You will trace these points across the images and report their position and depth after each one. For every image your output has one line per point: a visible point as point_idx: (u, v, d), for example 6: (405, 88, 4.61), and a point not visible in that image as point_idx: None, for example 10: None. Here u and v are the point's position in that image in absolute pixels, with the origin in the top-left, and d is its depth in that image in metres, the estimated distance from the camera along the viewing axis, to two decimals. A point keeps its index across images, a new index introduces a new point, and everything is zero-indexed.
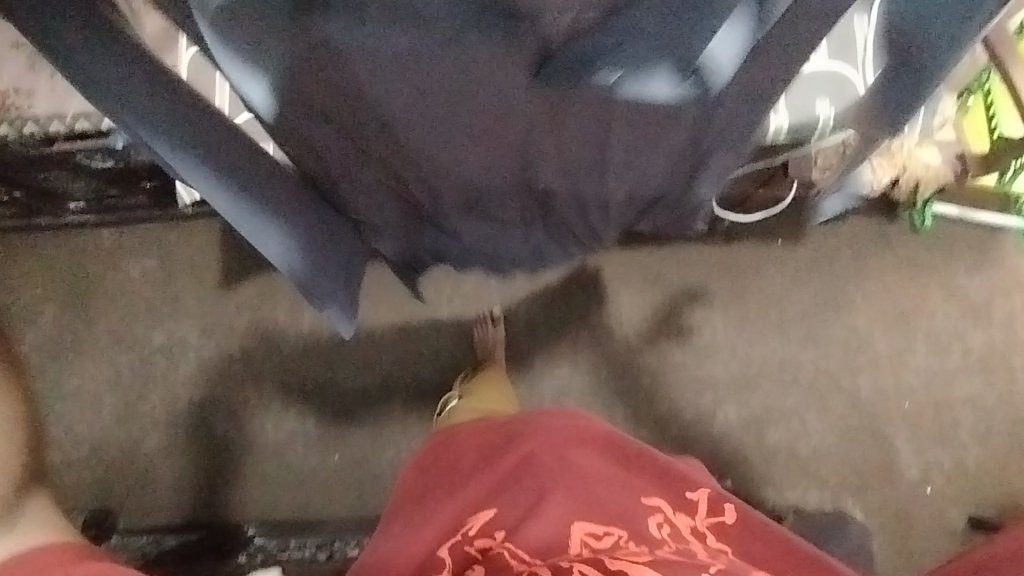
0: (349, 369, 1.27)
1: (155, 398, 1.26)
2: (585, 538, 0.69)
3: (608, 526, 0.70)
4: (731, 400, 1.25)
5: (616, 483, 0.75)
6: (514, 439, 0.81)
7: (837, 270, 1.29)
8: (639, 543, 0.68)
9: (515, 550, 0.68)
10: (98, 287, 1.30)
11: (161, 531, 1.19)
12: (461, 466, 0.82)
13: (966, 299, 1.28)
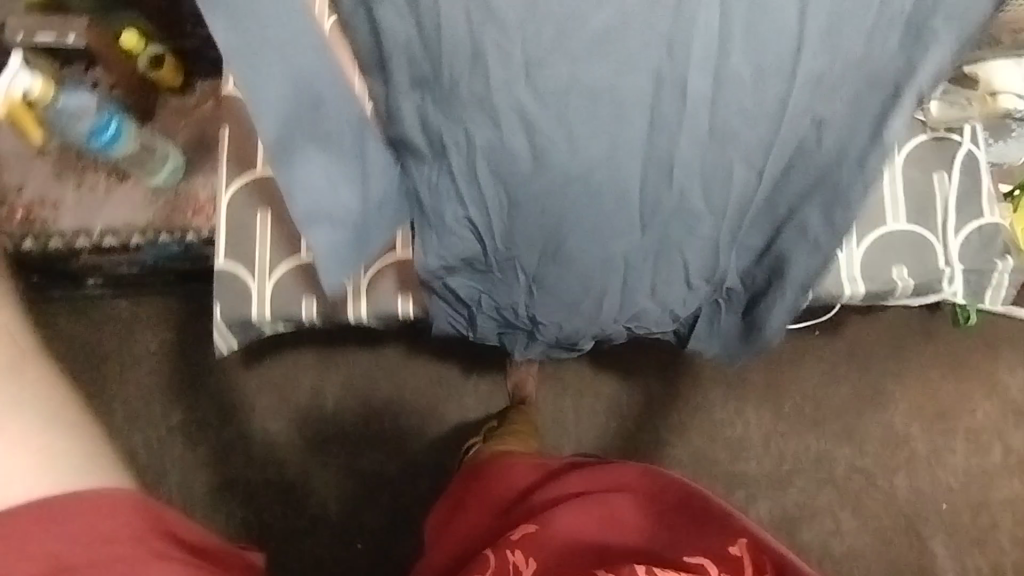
0: (373, 453, 1.25)
1: (172, 477, 1.23)
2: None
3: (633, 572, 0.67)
4: (764, 497, 1.22)
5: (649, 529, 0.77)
6: (563, 484, 0.87)
7: (874, 366, 1.25)
8: None
9: None
10: (117, 360, 1.26)
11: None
12: (511, 514, 0.88)
13: (1010, 398, 1.24)
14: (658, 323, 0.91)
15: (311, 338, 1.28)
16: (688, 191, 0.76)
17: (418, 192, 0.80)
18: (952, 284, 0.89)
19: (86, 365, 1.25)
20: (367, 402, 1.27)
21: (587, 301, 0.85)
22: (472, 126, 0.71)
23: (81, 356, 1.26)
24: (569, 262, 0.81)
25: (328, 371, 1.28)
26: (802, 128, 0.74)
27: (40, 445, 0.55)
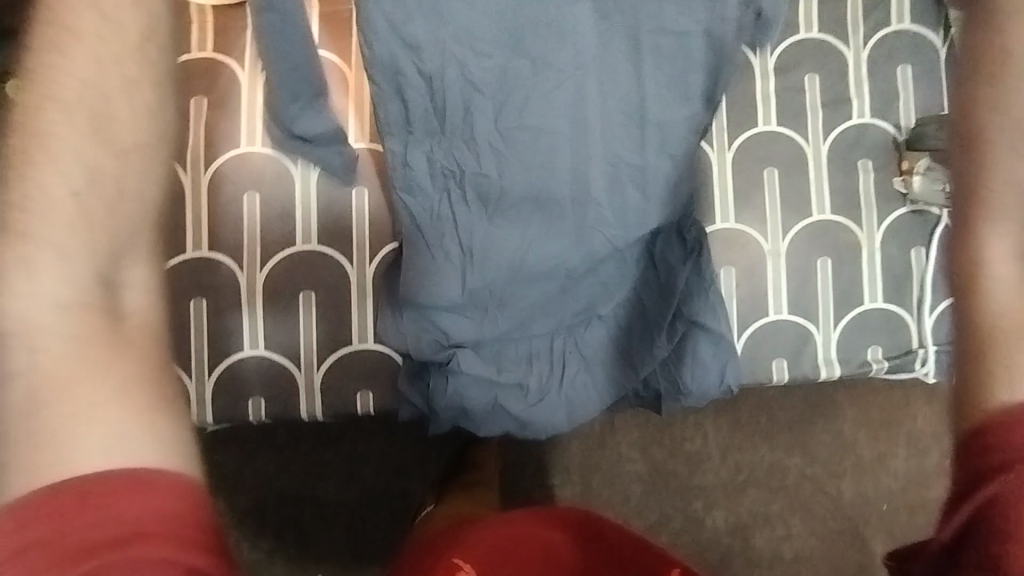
0: (331, 482, 1.20)
1: None
2: None
3: None
4: (720, 507, 1.25)
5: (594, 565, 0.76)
6: (502, 522, 0.81)
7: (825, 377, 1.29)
8: None
9: None
10: None
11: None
12: (437, 548, 0.82)
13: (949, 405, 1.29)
14: (605, 367, 0.98)
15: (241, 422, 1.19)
16: (603, 226, 0.90)
17: (417, 228, 0.90)
18: (925, 366, 1.02)
19: None
20: (319, 442, 1.20)
21: (539, 334, 0.95)
22: (464, 162, 0.87)
23: None
24: (522, 295, 0.92)
25: (268, 441, 1.20)
26: (679, 168, 0.90)
27: (149, 431, 0.51)
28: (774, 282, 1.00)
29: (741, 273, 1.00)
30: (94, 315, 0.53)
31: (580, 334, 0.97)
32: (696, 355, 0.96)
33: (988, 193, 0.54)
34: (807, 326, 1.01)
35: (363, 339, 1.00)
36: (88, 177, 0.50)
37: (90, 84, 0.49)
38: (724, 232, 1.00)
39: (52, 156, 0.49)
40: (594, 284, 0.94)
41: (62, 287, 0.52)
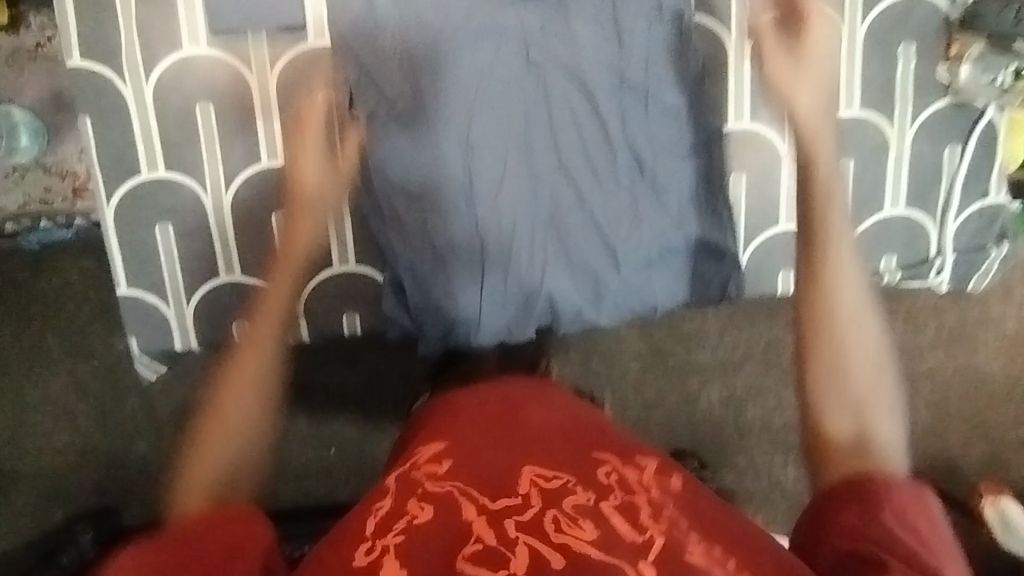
0: (335, 370, 1.23)
1: (131, 404, 1.20)
2: (534, 479, 0.64)
3: (559, 470, 0.65)
4: (715, 383, 1.28)
5: (568, 438, 0.70)
6: (485, 400, 0.76)
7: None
8: (591, 492, 0.63)
9: (461, 487, 0.64)
10: (42, 292, 1.18)
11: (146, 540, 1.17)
12: (416, 425, 0.77)
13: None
14: (581, 276, 0.91)
15: None
16: (574, 107, 0.88)
17: (381, 108, 0.85)
18: (938, 275, 1.06)
19: (21, 301, 1.18)
20: (316, 350, 1.23)
21: (512, 226, 0.88)
22: (432, 27, 0.84)
23: (16, 294, 1.18)
24: (490, 179, 0.87)
25: None
26: (659, 41, 0.87)
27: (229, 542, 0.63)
28: (787, 185, 0.98)
29: (753, 178, 0.96)
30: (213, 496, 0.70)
31: (557, 236, 0.89)
32: (670, 263, 0.93)
33: (816, 371, 0.74)
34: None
35: (343, 261, 0.98)
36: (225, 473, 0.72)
37: (242, 415, 0.74)
38: (745, 130, 0.96)
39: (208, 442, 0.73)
40: (579, 167, 0.88)
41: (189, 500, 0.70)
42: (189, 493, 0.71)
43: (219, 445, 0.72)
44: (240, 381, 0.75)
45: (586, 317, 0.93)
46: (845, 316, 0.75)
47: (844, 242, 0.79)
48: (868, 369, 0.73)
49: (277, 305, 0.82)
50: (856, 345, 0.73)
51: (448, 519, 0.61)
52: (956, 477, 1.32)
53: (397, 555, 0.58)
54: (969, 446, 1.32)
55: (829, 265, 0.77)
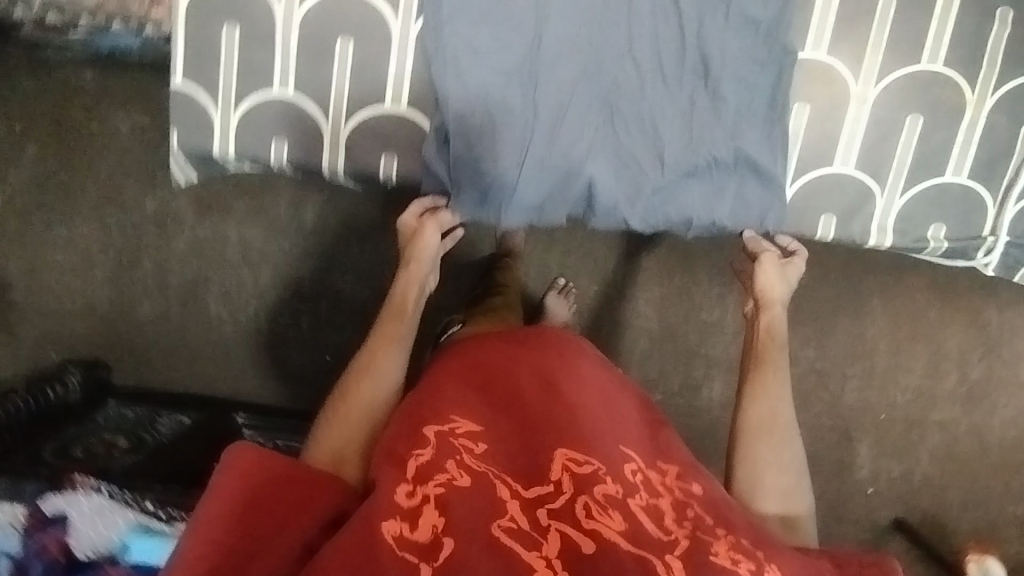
0: (350, 277, 1.23)
1: (148, 266, 1.22)
2: (566, 462, 0.67)
3: (590, 456, 0.68)
4: (721, 379, 1.26)
5: (601, 423, 0.73)
6: (521, 366, 0.78)
7: (855, 276, 1.24)
8: (618, 484, 0.66)
9: (496, 469, 0.66)
10: (86, 134, 1.19)
11: (129, 398, 1.19)
12: (444, 373, 0.77)
13: (958, 325, 1.25)
14: (626, 167, 0.84)
15: (260, 226, 1.22)
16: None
17: None
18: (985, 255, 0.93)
19: (63, 138, 1.19)
20: (336, 254, 1.23)
21: (564, 110, 0.81)
22: None
23: (60, 130, 1.19)
24: (553, 60, 0.80)
25: (286, 247, 1.22)
26: None
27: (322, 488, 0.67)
28: (850, 131, 0.85)
29: (817, 113, 0.85)
30: (338, 451, 0.74)
31: (608, 125, 0.82)
32: (716, 177, 0.85)
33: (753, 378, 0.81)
34: (868, 183, 0.88)
35: (396, 101, 0.84)
36: (352, 422, 0.76)
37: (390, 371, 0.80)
38: (823, 64, 0.83)
39: (351, 399, 0.78)
40: (642, 50, 0.80)
41: (315, 446, 0.76)
42: (319, 437, 0.76)
43: (338, 434, 0.76)
44: (379, 368, 0.80)
45: (621, 214, 0.85)
46: (780, 424, 0.78)
47: (782, 355, 0.83)
48: (788, 474, 0.76)
49: (399, 321, 0.83)
50: (786, 453, 0.77)
51: (485, 488, 0.63)
52: (943, 534, 1.28)
53: (437, 505, 0.61)
54: (962, 506, 1.28)
55: (771, 375, 0.81)
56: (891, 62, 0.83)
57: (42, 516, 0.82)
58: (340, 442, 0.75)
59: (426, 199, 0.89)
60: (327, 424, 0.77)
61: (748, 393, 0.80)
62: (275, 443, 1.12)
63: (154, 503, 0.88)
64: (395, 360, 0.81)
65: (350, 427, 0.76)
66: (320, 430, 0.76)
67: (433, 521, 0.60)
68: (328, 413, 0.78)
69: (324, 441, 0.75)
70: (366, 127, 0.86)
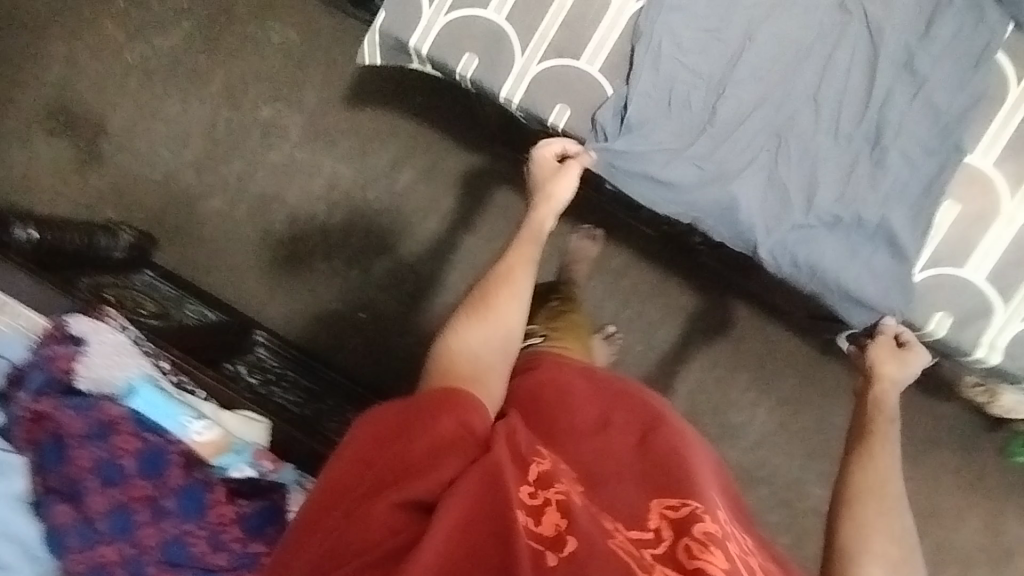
0: (410, 245, 1.22)
1: (237, 163, 1.24)
2: (663, 509, 0.57)
3: (688, 495, 0.58)
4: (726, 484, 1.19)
5: (700, 463, 0.63)
6: (609, 390, 0.68)
7: (903, 438, 1.16)
8: (717, 523, 0.56)
9: (595, 503, 0.57)
10: (245, 32, 1.27)
11: (165, 274, 1.19)
12: (521, 399, 0.66)
13: (996, 535, 1.14)
14: (778, 198, 0.82)
15: (352, 168, 1.24)
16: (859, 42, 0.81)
17: None
18: None
19: (221, 27, 1.27)
20: (407, 220, 1.23)
21: (737, 125, 0.82)
22: None
23: (222, 20, 1.27)
24: (745, 74, 0.82)
25: (367, 196, 1.24)
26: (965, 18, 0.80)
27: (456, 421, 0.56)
28: (987, 245, 0.81)
29: (962, 218, 0.81)
30: (472, 361, 0.63)
31: (767, 153, 0.82)
32: (854, 236, 0.82)
33: (870, 438, 0.68)
34: (992, 298, 0.81)
35: (590, 61, 0.86)
36: (490, 335, 0.65)
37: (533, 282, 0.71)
38: (976, 171, 0.81)
39: (491, 306, 0.67)
40: (818, 98, 0.81)
41: (451, 351, 0.64)
42: (453, 342, 0.64)
43: (463, 350, 0.64)
44: (520, 277, 0.70)
45: (759, 235, 0.83)
46: (894, 492, 0.63)
47: (893, 433, 0.69)
48: (904, 550, 0.59)
49: (533, 245, 0.73)
50: (899, 524, 0.61)
51: (589, 515, 0.54)
52: None
53: (560, 509, 0.53)
54: None
55: (880, 443, 0.67)
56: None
57: (65, 334, 0.83)
58: (477, 343, 0.64)
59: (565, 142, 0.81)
60: (462, 327, 0.66)
61: (854, 456, 0.67)
62: (283, 372, 1.10)
63: (170, 367, 0.90)
64: (530, 281, 0.70)
65: (487, 335, 0.65)
66: (457, 337, 0.65)
67: (556, 523, 0.52)
68: (459, 325, 0.66)
69: (458, 349, 0.64)
70: (559, 68, 0.86)
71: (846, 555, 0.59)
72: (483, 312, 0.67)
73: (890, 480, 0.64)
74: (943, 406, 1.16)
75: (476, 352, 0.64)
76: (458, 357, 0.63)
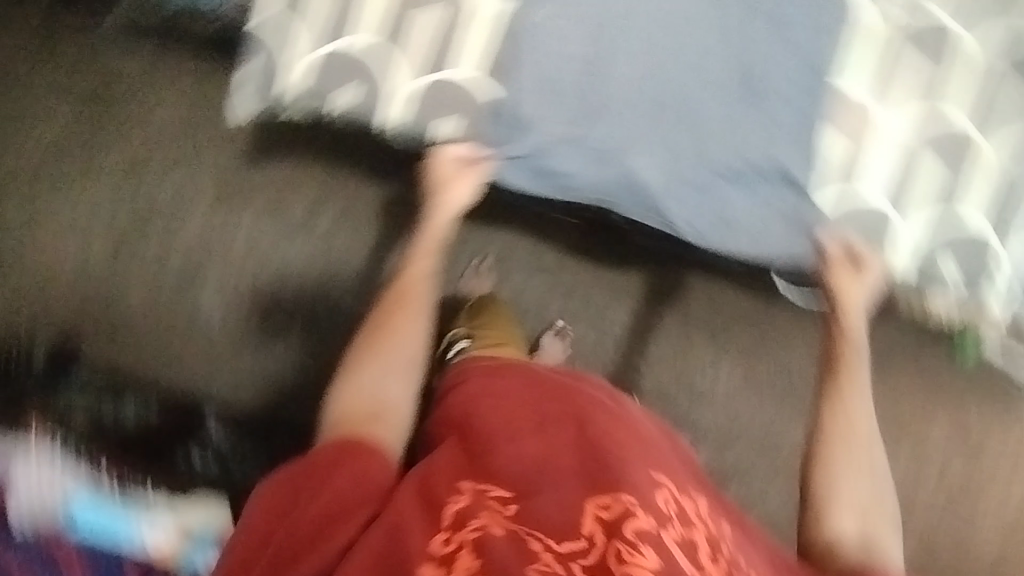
0: (345, 290, 1.20)
1: (149, 246, 1.19)
2: (596, 510, 0.60)
3: (619, 492, 0.61)
4: (706, 448, 1.21)
5: (631, 453, 0.67)
6: (546, 401, 0.72)
7: None
8: (651, 516, 0.59)
9: (527, 523, 0.59)
10: (128, 110, 1.22)
11: (90, 385, 1.13)
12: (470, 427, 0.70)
13: (962, 432, 1.20)
14: (670, 163, 0.85)
15: (270, 225, 1.20)
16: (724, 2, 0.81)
17: None
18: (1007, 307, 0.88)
19: (102, 111, 1.22)
20: (336, 265, 1.20)
21: (618, 104, 0.83)
22: None
23: (101, 103, 1.22)
24: (619, 56, 0.82)
25: (291, 251, 1.20)
26: None
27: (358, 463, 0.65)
28: (875, 165, 0.86)
29: (847, 147, 0.86)
30: (371, 398, 0.71)
31: (653, 123, 0.83)
32: (755, 185, 0.86)
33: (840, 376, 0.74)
34: (890, 214, 0.86)
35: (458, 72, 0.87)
36: (388, 368, 0.73)
37: (427, 304, 0.78)
38: (853, 101, 0.85)
39: (387, 339, 0.74)
40: (693, 64, 0.82)
41: (350, 394, 0.72)
42: (351, 385, 0.72)
43: (363, 391, 0.72)
44: (414, 301, 0.77)
45: (657, 202, 0.86)
46: (861, 433, 0.71)
47: (862, 362, 0.75)
48: (869, 488, 0.68)
49: (429, 257, 0.80)
50: (866, 461, 0.70)
51: (514, 545, 0.57)
52: None
53: (474, 547, 0.57)
54: None
55: (848, 378, 0.74)
56: (922, 123, 0.85)
57: None
58: (375, 378, 0.72)
59: (464, 145, 0.85)
60: (359, 365, 0.73)
61: (824, 399, 0.73)
62: (237, 446, 1.11)
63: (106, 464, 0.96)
64: (424, 301, 0.78)
65: (384, 370, 0.73)
66: (357, 376, 0.72)
67: (469, 564, 0.56)
68: (359, 362, 0.73)
69: (359, 388, 0.72)
70: (436, 92, 0.88)
71: (824, 499, 0.68)
72: (382, 345, 0.74)
73: (862, 417, 0.72)
74: (888, 324, 1.20)
75: (374, 387, 0.72)
76: (359, 395, 0.72)
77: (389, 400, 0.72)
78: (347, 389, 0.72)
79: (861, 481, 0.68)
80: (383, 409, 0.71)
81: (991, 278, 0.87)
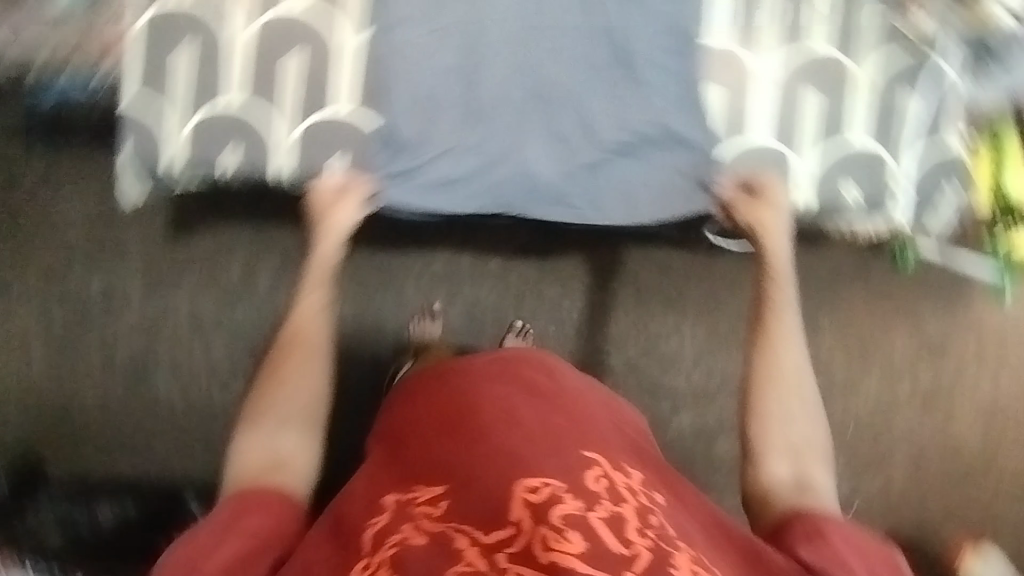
0: None
1: (92, 345, 1.17)
2: (523, 494, 0.58)
3: (547, 476, 0.59)
4: (688, 411, 1.23)
5: (559, 436, 0.64)
6: (474, 393, 0.70)
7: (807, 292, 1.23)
8: (578, 499, 0.57)
9: (453, 523, 0.57)
10: (36, 215, 1.18)
11: (59, 497, 1.11)
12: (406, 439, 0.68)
13: (920, 334, 1.24)
14: (556, 150, 0.86)
15: (208, 294, 1.18)
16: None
17: None
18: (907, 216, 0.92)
19: (10, 223, 1.18)
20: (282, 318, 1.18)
21: (496, 102, 0.84)
22: None
23: (8, 215, 1.18)
24: (489, 58, 0.83)
25: (236, 314, 1.18)
26: None
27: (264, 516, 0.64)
28: (759, 108, 0.88)
29: (729, 95, 0.87)
30: (270, 447, 0.69)
31: (533, 113, 0.85)
32: (650, 154, 0.88)
33: (766, 319, 0.75)
34: (784, 152, 0.89)
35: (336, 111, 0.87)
36: (285, 415, 0.71)
37: (321, 339, 0.76)
38: (724, 51, 0.87)
39: (283, 382, 0.72)
40: (559, 49, 0.83)
41: (249, 446, 0.69)
42: (249, 437, 0.69)
43: (262, 440, 0.69)
44: (309, 336, 0.75)
45: (556, 187, 0.88)
46: (791, 371, 0.72)
47: (791, 293, 0.77)
48: (802, 425, 0.70)
49: (320, 288, 0.80)
50: (797, 398, 0.71)
51: (439, 548, 0.54)
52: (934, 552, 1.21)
53: (392, 564, 0.54)
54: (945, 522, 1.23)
55: (775, 317, 0.75)
56: (788, 59, 0.87)
57: None
58: (274, 423, 0.70)
59: (339, 172, 0.87)
60: (255, 414, 0.71)
61: (756, 344, 0.74)
62: None
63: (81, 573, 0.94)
64: (320, 336, 0.76)
65: (281, 413, 0.71)
66: (254, 425, 0.70)
67: None
68: (256, 410, 0.71)
69: (257, 438, 0.69)
70: (319, 134, 0.88)
71: (759, 443, 0.70)
72: (278, 387, 0.72)
73: (790, 357, 0.73)
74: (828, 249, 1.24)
75: (274, 432, 0.70)
76: (257, 446, 0.69)
77: (291, 447, 0.69)
78: (247, 440, 0.69)
79: (795, 421, 0.70)
80: (286, 457, 0.69)
81: (893, 197, 0.90)
